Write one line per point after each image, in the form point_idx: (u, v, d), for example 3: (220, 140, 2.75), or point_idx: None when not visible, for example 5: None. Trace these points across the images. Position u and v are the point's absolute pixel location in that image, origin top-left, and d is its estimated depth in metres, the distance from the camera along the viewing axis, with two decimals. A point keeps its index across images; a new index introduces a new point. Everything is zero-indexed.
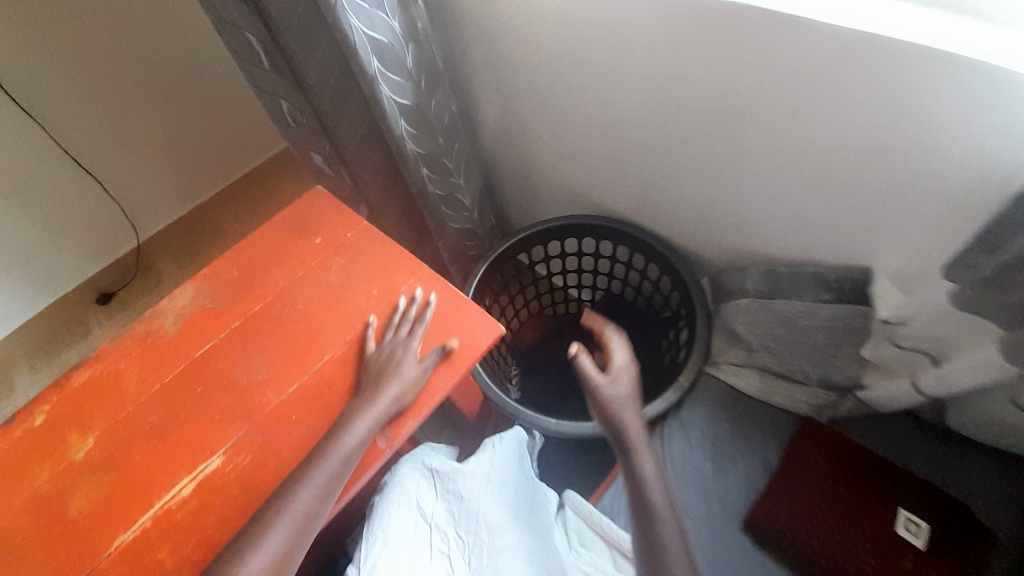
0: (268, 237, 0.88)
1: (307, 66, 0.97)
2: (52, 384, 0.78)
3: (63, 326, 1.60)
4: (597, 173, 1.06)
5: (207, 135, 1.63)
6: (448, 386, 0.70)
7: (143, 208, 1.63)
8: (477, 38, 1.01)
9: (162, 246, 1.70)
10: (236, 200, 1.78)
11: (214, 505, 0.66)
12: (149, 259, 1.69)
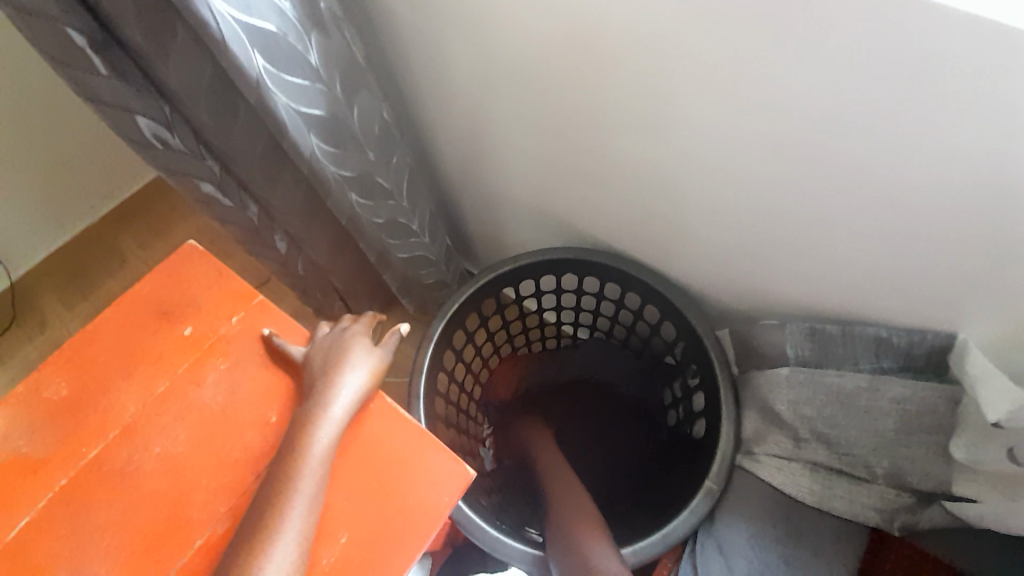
0: (113, 330, 0.59)
1: (164, 68, 0.67)
2: None
3: None
4: (578, 194, 0.83)
5: (56, 162, 1.27)
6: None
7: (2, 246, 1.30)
8: (410, 22, 0.73)
9: (41, 288, 1.38)
10: (126, 227, 1.45)
11: None
12: (27, 305, 1.38)
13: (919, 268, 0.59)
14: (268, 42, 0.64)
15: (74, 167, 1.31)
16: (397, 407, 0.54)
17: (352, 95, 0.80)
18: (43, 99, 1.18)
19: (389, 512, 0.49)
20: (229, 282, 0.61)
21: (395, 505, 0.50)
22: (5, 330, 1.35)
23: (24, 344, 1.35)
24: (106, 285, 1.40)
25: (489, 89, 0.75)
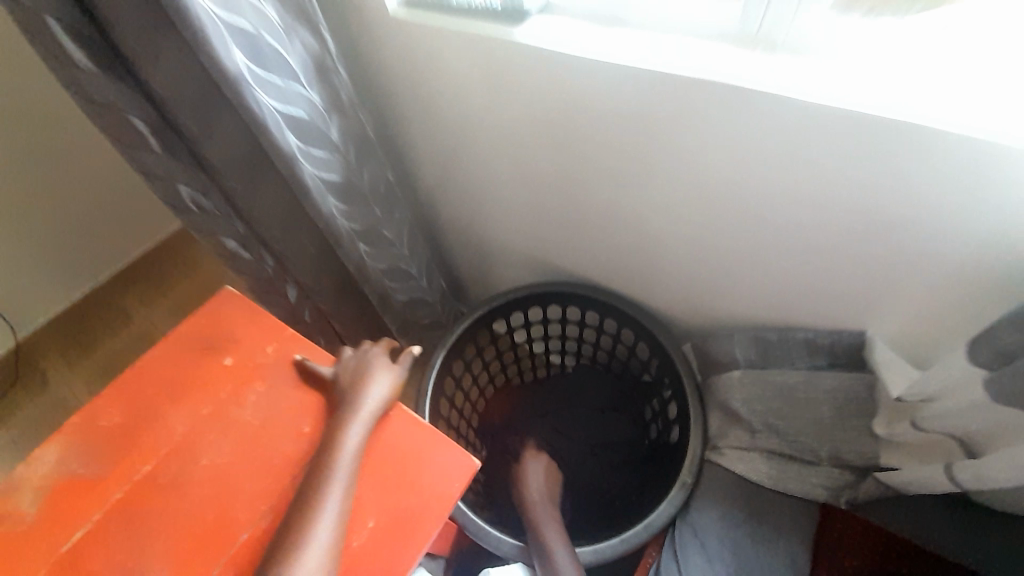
0: (164, 362, 0.69)
1: (209, 146, 0.82)
2: None
3: None
4: (555, 236, 0.98)
5: (88, 218, 1.42)
6: (411, 558, 0.55)
7: (16, 311, 1.39)
8: (412, 105, 0.90)
9: (46, 350, 1.46)
10: (134, 285, 1.56)
11: None
12: (31, 367, 1.44)
13: (835, 285, 0.72)
14: (296, 123, 0.79)
15: (101, 224, 1.45)
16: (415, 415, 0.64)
17: (363, 162, 0.95)
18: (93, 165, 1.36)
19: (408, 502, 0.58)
20: (264, 318, 0.72)
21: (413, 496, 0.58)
22: (13, 389, 1.42)
23: (26, 405, 1.41)
24: (118, 339, 1.50)
25: (477, 154, 0.92)
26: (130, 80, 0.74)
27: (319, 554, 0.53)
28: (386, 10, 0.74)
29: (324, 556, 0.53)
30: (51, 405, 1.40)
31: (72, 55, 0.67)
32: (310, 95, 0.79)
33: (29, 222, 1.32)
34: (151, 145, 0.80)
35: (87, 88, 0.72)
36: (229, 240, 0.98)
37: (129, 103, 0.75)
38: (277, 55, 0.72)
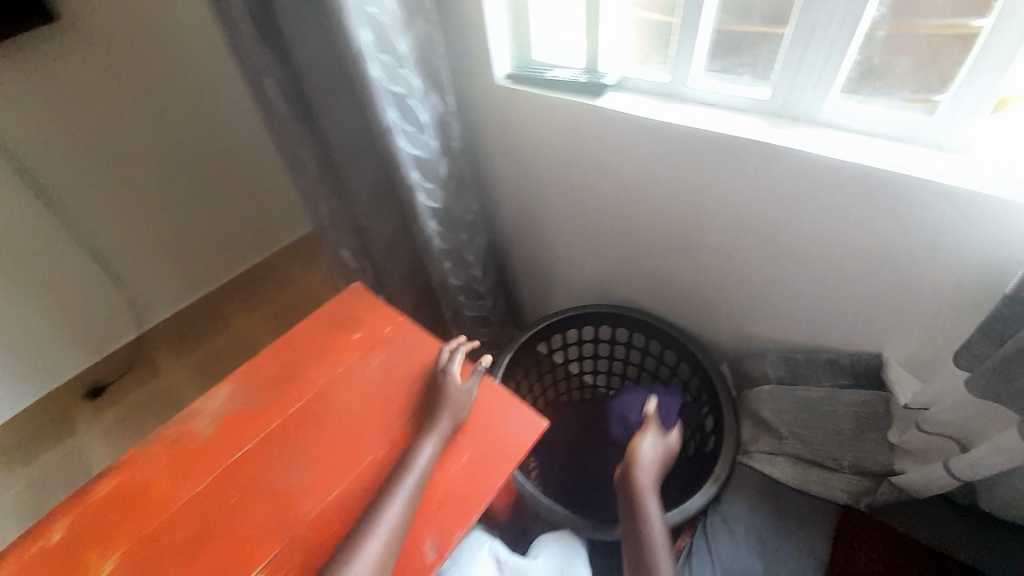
0: (307, 333, 0.88)
1: (350, 176, 1.07)
2: (69, 500, 0.71)
3: (54, 419, 1.58)
4: (611, 266, 1.15)
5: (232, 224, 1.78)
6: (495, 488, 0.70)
7: (149, 302, 1.70)
8: (503, 153, 1.14)
9: (164, 339, 1.75)
10: (238, 293, 1.87)
11: None
12: (149, 352, 1.72)
13: (856, 314, 0.85)
14: (416, 162, 1.03)
15: (238, 233, 1.81)
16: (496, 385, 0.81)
17: (457, 195, 1.17)
18: (255, 181, 1.76)
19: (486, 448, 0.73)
20: (380, 307, 0.92)
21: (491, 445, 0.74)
22: (133, 368, 1.69)
23: (142, 383, 1.67)
24: (223, 332, 1.79)
25: (550, 192, 1.12)
26: (306, 123, 1.01)
27: (389, 530, 0.64)
28: (495, 81, 1.00)
29: (394, 530, 0.64)
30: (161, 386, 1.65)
31: (277, 105, 0.97)
32: (429, 142, 1.04)
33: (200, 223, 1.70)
34: (310, 170, 1.08)
35: (283, 132, 1.02)
36: (345, 246, 1.27)
37: (302, 140, 1.03)
38: (414, 111, 0.97)
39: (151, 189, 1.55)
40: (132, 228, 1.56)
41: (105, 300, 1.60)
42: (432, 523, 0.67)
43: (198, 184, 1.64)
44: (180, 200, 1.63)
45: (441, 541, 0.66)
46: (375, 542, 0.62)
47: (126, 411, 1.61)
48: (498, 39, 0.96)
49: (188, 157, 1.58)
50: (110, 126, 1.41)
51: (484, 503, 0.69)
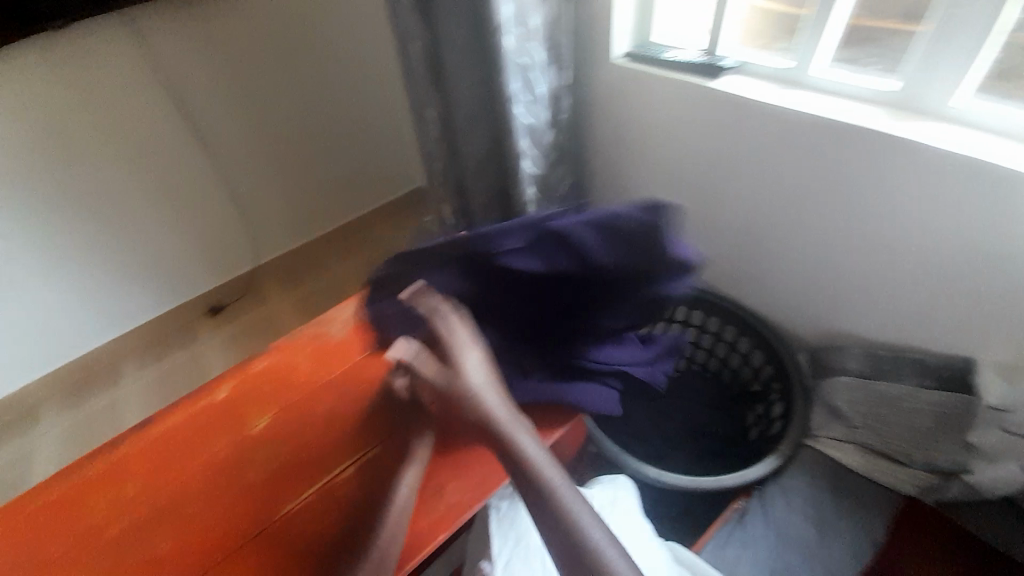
0: None
1: (466, 139, 1.20)
2: (232, 369, 0.89)
3: (185, 326, 1.87)
4: (696, 250, 1.19)
5: (345, 177, 2.02)
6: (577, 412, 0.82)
7: (268, 238, 1.96)
8: (606, 131, 1.21)
9: (272, 274, 2.00)
10: (336, 244, 2.11)
11: (380, 485, 0.75)
12: (259, 282, 1.98)
13: (950, 313, 0.86)
14: (529, 130, 1.13)
15: (348, 186, 2.05)
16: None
17: (558, 167, 1.26)
18: (367, 138, 1.99)
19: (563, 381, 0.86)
20: None
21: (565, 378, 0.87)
22: (246, 295, 1.95)
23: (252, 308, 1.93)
24: (320, 277, 2.01)
25: (646, 171, 1.18)
26: (438, 86, 1.15)
27: (399, 515, 0.70)
28: (610, 61, 1.08)
29: (403, 514, 0.71)
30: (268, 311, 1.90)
31: (417, 68, 1.12)
32: (545, 113, 1.13)
33: (318, 171, 1.94)
34: (432, 128, 1.23)
35: (419, 94, 1.17)
36: (448, 203, 1.41)
37: (431, 100, 1.18)
38: (536, 83, 1.07)
39: (285, 137, 1.80)
40: (264, 169, 1.81)
41: (233, 231, 1.87)
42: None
43: (321, 136, 1.87)
44: (306, 150, 1.87)
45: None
46: (387, 522, 0.70)
47: (240, 328, 1.87)
48: (622, 21, 1.04)
49: (317, 110, 1.82)
50: (261, 78, 1.65)
51: (561, 427, 0.82)
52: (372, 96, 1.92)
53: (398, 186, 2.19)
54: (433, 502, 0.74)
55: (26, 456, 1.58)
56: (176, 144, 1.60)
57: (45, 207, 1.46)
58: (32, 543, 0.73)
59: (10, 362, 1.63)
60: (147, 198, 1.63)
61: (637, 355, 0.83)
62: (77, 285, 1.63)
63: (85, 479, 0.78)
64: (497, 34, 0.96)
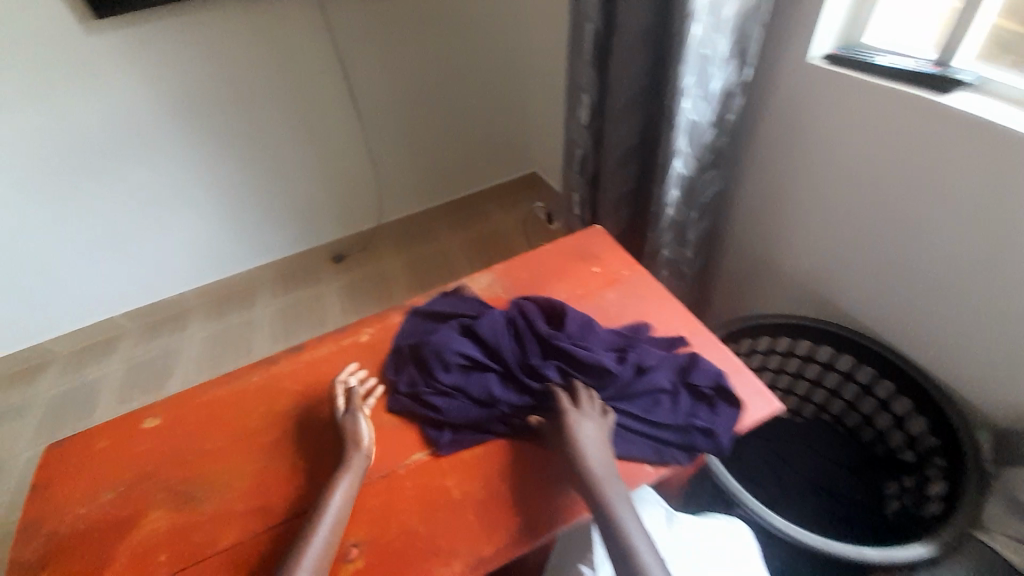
0: (554, 255, 1.02)
1: (613, 129, 1.15)
2: (372, 317, 0.93)
3: (306, 269, 2.05)
4: (858, 284, 1.05)
5: (473, 151, 2.12)
6: (717, 440, 0.71)
7: (391, 199, 2.08)
8: (774, 139, 1.11)
9: (387, 234, 2.12)
10: (450, 215, 2.18)
11: (502, 460, 0.72)
12: (375, 241, 2.11)
13: None
14: (691, 126, 1.06)
15: (473, 160, 2.13)
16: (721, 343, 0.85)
17: (710, 171, 1.17)
18: (497, 118, 2.07)
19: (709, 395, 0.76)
20: (621, 253, 0.99)
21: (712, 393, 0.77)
22: (363, 251, 2.09)
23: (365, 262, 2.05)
24: (431, 244, 2.10)
25: (815, 184, 1.06)
26: (600, 69, 1.12)
27: (335, 521, 0.64)
28: (807, 60, 0.99)
29: (339, 517, 0.65)
30: (381, 267, 2.03)
31: (584, 48, 1.08)
32: (711, 109, 1.05)
33: (447, 143, 2.04)
34: (581, 113, 1.19)
35: (577, 78, 1.14)
36: (576, 193, 1.36)
37: (588, 83, 1.13)
38: (712, 74, 1.00)
39: (427, 106, 1.92)
40: (404, 134, 1.95)
41: (364, 187, 2.01)
42: (654, 446, 0.71)
43: (461, 109, 1.99)
44: (444, 120, 1.98)
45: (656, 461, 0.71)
46: (325, 526, 0.63)
47: (354, 278, 2.00)
48: (829, 17, 0.94)
49: (459, 85, 1.93)
50: (420, 46, 1.79)
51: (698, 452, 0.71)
52: (510, 78, 2.00)
53: (515, 168, 2.24)
54: (553, 491, 0.68)
55: (174, 352, 1.82)
56: (340, 100, 1.78)
57: (232, 140, 1.71)
58: (185, 435, 0.80)
59: (175, 271, 1.88)
60: (306, 145, 1.82)
61: (664, 406, 0.74)
62: (238, 214, 1.86)
63: (232, 389, 0.85)
64: (688, 19, 0.91)
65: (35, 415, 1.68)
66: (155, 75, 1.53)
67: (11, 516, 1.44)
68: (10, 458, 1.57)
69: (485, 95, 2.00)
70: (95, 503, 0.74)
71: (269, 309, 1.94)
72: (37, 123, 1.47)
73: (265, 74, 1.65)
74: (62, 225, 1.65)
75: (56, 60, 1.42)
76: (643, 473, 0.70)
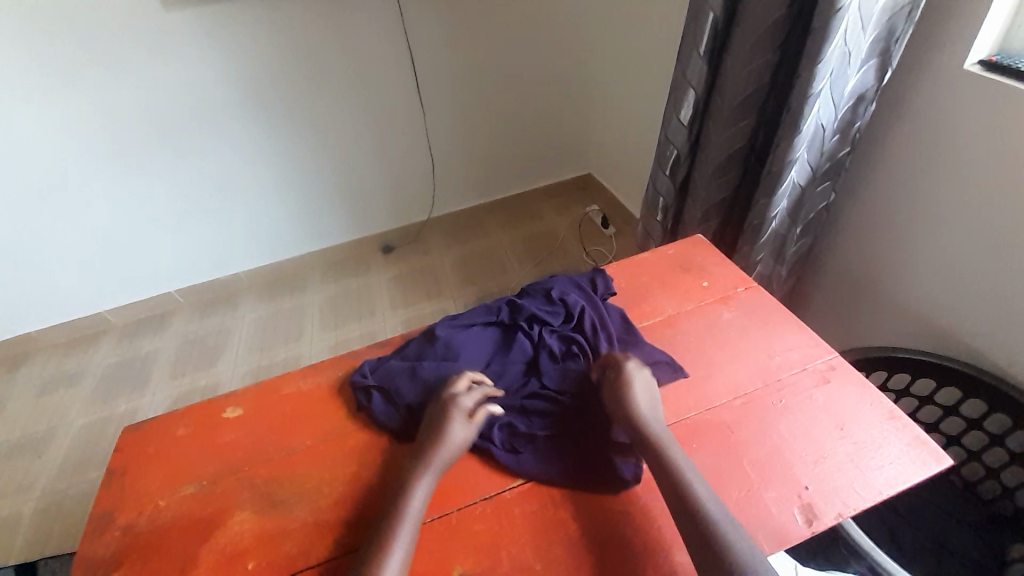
0: (656, 264, 0.95)
1: (718, 131, 1.05)
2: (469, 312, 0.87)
3: (358, 258, 2.01)
4: (989, 320, 0.94)
5: (537, 149, 2.05)
6: (871, 496, 0.62)
7: (449, 191, 2.02)
8: (902, 152, 1.01)
9: (441, 228, 2.07)
10: (506, 212, 2.12)
11: (619, 495, 0.66)
12: (429, 234, 2.05)
13: None
14: (815, 132, 0.97)
15: (535, 157, 2.07)
16: (863, 379, 0.74)
17: (825, 182, 1.07)
18: (563, 115, 2.00)
19: (857, 442, 0.67)
20: (731, 268, 0.92)
21: (862, 439, 0.67)
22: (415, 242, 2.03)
23: (416, 254, 2.00)
24: (482, 240, 2.01)
25: (949, 204, 0.95)
26: (713, 64, 1.03)
27: (414, 525, 0.62)
28: (963, 67, 0.88)
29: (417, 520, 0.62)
30: (432, 259, 1.96)
31: (701, 40, 1.00)
32: (838, 114, 0.96)
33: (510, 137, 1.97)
34: (684, 112, 1.09)
35: (686, 72, 1.05)
36: (661, 198, 1.24)
37: (699, 78, 1.04)
38: (848, 75, 0.91)
39: (494, 98, 1.87)
40: (470, 126, 1.90)
41: (424, 178, 1.96)
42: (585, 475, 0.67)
43: (531, 104, 1.93)
44: (512, 114, 1.93)
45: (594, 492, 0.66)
46: (408, 527, 0.61)
47: (403, 269, 1.94)
48: (994, 18, 0.84)
49: (528, 79, 1.87)
50: (496, 37, 1.74)
51: (850, 509, 0.62)
52: (580, 74, 1.93)
53: (576, 168, 2.16)
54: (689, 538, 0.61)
55: (226, 331, 1.80)
56: (408, 86, 1.74)
57: (298, 120, 1.68)
58: (270, 431, 0.77)
59: (232, 249, 1.87)
60: (370, 130, 1.78)
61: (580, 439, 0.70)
62: (297, 195, 1.83)
63: (317, 386, 0.82)
64: (837, 10, 0.82)
65: (89, 384, 1.69)
66: (232, 50, 1.51)
67: (60, 484, 1.43)
68: (63, 424, 1.58)
69: (556, 91, 1.93)
70: (177, 496, 0.71)
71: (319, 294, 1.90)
72: (116, 92, 1.48)
73: (338, 54, 1.61)
74: (130, 196, 1.66)
75: (141, 30, 1.42)
76: (789, 529, 0.61)
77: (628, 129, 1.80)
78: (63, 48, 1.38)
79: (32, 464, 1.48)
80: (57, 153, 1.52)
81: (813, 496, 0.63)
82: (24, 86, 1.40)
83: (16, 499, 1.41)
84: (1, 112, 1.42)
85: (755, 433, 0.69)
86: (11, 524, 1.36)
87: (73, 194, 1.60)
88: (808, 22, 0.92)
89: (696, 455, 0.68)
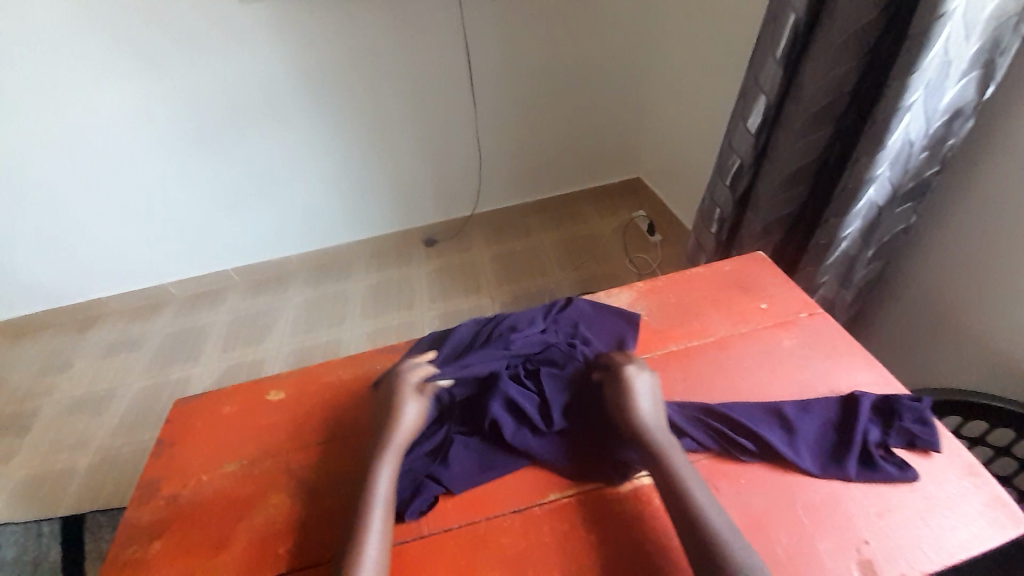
0: (710, 281, 0.90)
1: (787, 141, 0.98)
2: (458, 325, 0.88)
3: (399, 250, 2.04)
4: None
5: (587, 150, 2.00)
6: (943, 558, 0.56)
7: (494, 189, 2.01)
8: (1000, 176, 0.90)
9: (484, 224, 2.06)
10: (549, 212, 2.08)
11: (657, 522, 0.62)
12: (471, 228, 2.06)
13: None
14: (901, 148, 0.88)
15: (584, 159, 2.02)
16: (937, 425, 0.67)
17: (905, 204, 0.97)
18: (616, 118, 1.94)
19: (928, 497, 0.60)
20: (794, 290, 0.86)
21: (934, 495, 0.61)
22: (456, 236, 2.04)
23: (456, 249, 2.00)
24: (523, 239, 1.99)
25: None
26: (789, 69, 0.96)
27: (385, 506, 0.61)
28: None
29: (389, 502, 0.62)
30: (473, 254, 1.96)
31: (778, 44, 0.93)
32: (929, 130, 0.87)
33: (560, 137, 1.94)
34: (751, 120, 1.03)
35: (759, 77, 0.98)
36: (717, 208, 1.17)
37: (772, 84, 0.97)
38: (945, 87, 0.82)
39: (547, 97, 1.84)
40: (519, 124, 1.88)
41: (470, 174, 1.96)
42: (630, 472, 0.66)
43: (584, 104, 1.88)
44: (563, 113, 1.89)
45: (629, 516, 0.63)
46: (379, 513, 0.61)
47: (444, 263, 1.95)
48: None
49: (584, 77, 1.82)
50: (553, 34, 1.71)
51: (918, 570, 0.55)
52: (638, 75, 1.86)
53: (626, 172, 2.09)
54: None
55: (273, 311, 1.87)
56: (462, 82, 1.74)
57: (353, 112, 1.72)
58: (309, 418, 0.79)
59: (284, 233, 1.94)
60: (421, 125, 1.80)
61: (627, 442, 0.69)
62: (348, 184, 1.88)
63: (357, 375, 0.84)
64: (941, 14, 0.74)
65: (149, 349, 1.81)
66: (297, 40, 1.56)
67: (114, 444, 1.53)
68: (123, 387, 1.69)
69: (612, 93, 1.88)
70: (218, 472, 0.74)
71: (361, 282, 1.95)
72: (189, 76, 1.57)
73: (396, 49, 1.63)
74: (195, 177, 1.76)
75: (217, 18, 1.49)
76: None
77: (685, 136, 1.73)
78: (145, 33, 1.48)
79: (92, 420, 1.60)
80: (136, 132, 1.63)
81: (874, 552, 0.57)
82: (110, 67, 1.51)
83: (74, 451, 1.53)
84: (94, 92, 1.54)
85: (810, 475, 0.64)
86: (67, 474, 1.47)
87: (146, 171, 1.71)
88: (902, 29, 0.84)
89: (742, 493, 0.63)
